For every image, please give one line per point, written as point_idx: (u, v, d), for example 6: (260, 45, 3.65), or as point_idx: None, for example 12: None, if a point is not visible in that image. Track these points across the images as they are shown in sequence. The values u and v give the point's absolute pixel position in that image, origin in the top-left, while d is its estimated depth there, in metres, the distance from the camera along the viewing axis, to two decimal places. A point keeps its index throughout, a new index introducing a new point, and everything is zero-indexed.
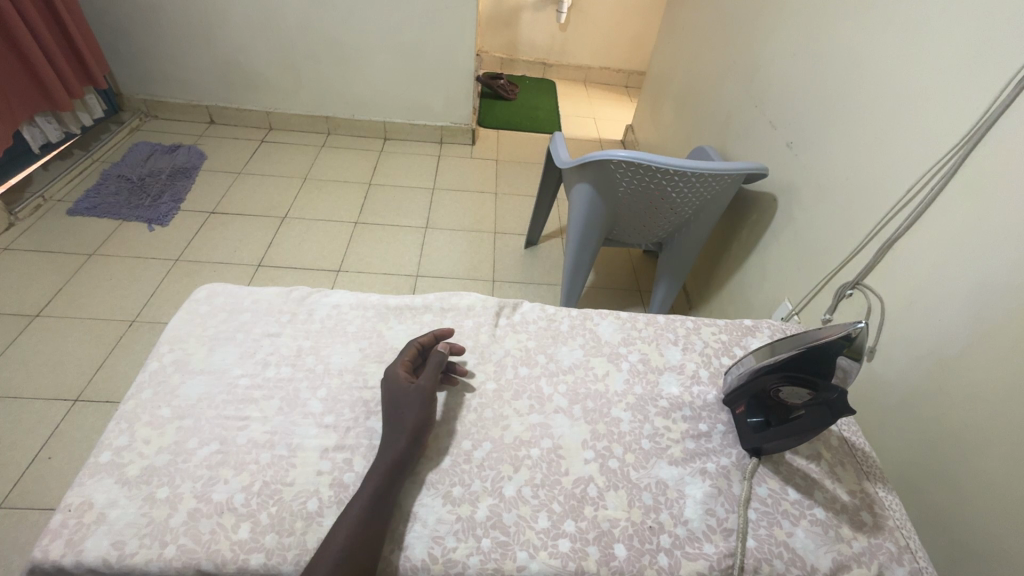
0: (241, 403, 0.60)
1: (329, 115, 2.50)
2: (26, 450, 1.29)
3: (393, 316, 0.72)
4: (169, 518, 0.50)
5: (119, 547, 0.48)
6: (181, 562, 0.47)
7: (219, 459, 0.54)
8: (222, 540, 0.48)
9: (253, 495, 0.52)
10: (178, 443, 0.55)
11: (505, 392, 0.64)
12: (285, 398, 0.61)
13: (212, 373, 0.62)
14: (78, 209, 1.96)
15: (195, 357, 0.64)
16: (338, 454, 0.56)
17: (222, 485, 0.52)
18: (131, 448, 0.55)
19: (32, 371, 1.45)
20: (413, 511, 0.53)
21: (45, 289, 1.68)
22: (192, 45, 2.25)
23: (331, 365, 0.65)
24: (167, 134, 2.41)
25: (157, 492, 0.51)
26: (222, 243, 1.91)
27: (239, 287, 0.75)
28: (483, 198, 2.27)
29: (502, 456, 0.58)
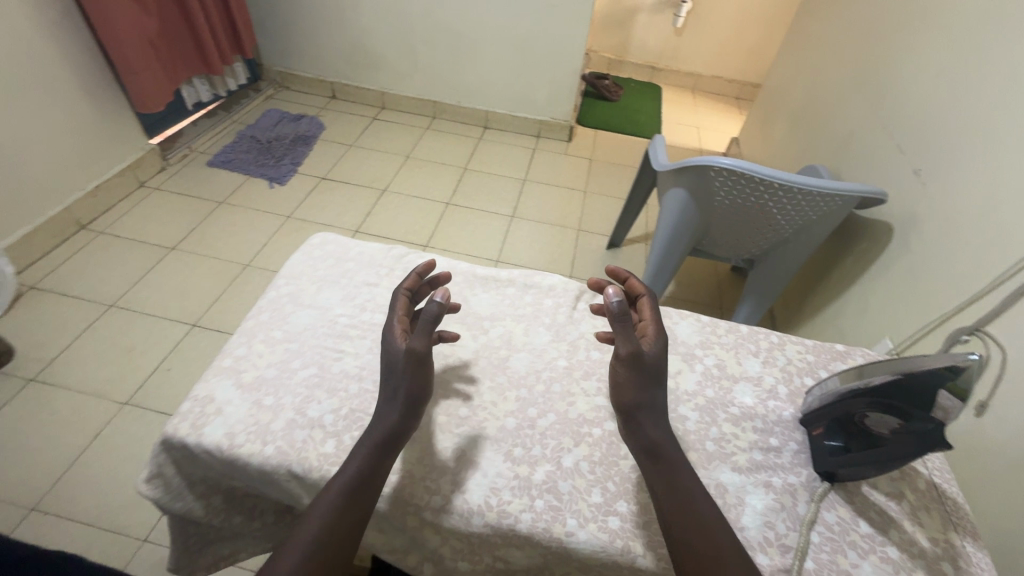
0: (339, 338, 0.67)
1: (436, 100, 2.63)
2: (153, 361, 1.51)
3: (479, 285, 0.76)
4: (272, 422, 0.57)
5: (230, 437, 0.55)
6: (277, 461, 0.54)
7: (315, 381, 0.61)
8: (311, 450, 0.55)
9: (341, 418, 0.58)
10: (285, 361, 0.63)
11: (575, 371, 0.66)
12: (376, 340, 0.67)
13: (317, 308, 0.70)
14: (216, 161, 2.23)
15: (305, 293, 0.72)
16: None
17: (316, 404, 0.59)
18: (247, 359, 0.63)
19: (164, 295, 1.69)
20: (476, 459, 0.56)
21: (182, 228, 1.93)
22: (327, 25, 2.46)
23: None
24: (295, 104, 2.66)
25: (264, 399, 0.59)
26: (330, 206, 2.09)
27: (347, 238, 0.83)
28: (572, 195, 2.28)
29: (565, 429, 0.60)
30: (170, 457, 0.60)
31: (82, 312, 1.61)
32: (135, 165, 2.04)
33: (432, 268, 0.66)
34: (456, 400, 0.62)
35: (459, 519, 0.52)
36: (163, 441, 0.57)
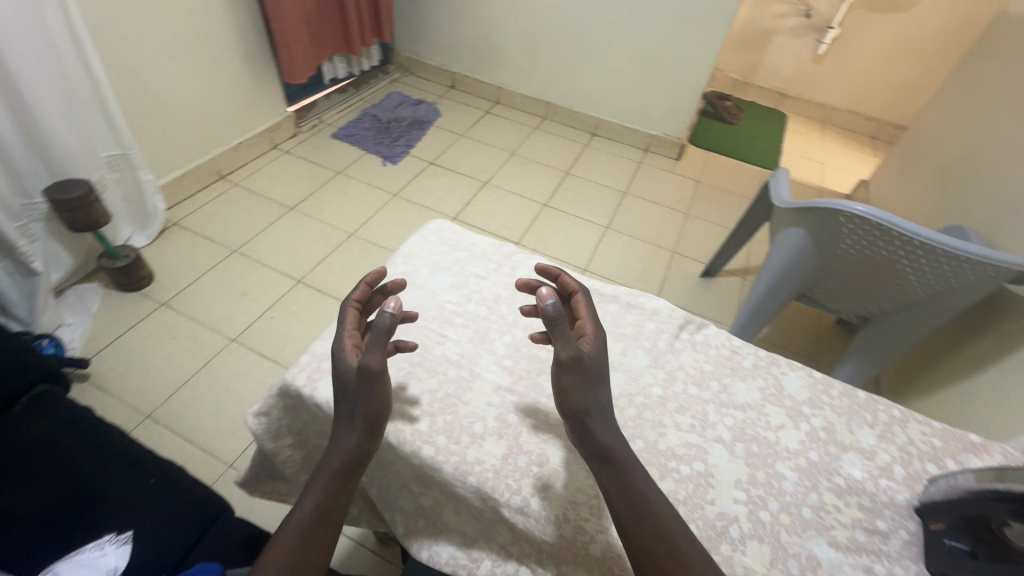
0: (444, 323, 0.70)
1: (550, 102, 2.66)
2: (259, 307, 1.66)
3: None
4: None
5: None
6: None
7: (417, 360, 0.65)
8: (406, 424, 0.58)
9: (437, 399, 0.61)
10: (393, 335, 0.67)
11: (669, 402, 0.64)
12: (477, 331, 0.69)
13: (428, 290, 0.74)
14: (339, 134, 2.41)
15: (418, 274, 0.76)
16: (507, 395, 0.63)
17: (415, 381, 0.62)
18: None
19: (278, 249, 1.86)
20: (558, 468, 0.57)
21: (301, 191, 2.11)
22: (459, 18, 2.56)
23: (520, 319, 0.72)
24: (416, 90, 2.80)
25: None
26: (434, 191, 2.19)
27: (462, 228, 0.86)
28: (671, 216, 2.21)
29: (651, 459, 0.59)
30: (282, 403, 0.66)
31: (209, 253, 1.81)
32: (273, 129, 2.25)
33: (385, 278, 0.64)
34: (546, 406, 0.62)
35: (536, 523, 0.53)
36: (280, 387, 0.64)
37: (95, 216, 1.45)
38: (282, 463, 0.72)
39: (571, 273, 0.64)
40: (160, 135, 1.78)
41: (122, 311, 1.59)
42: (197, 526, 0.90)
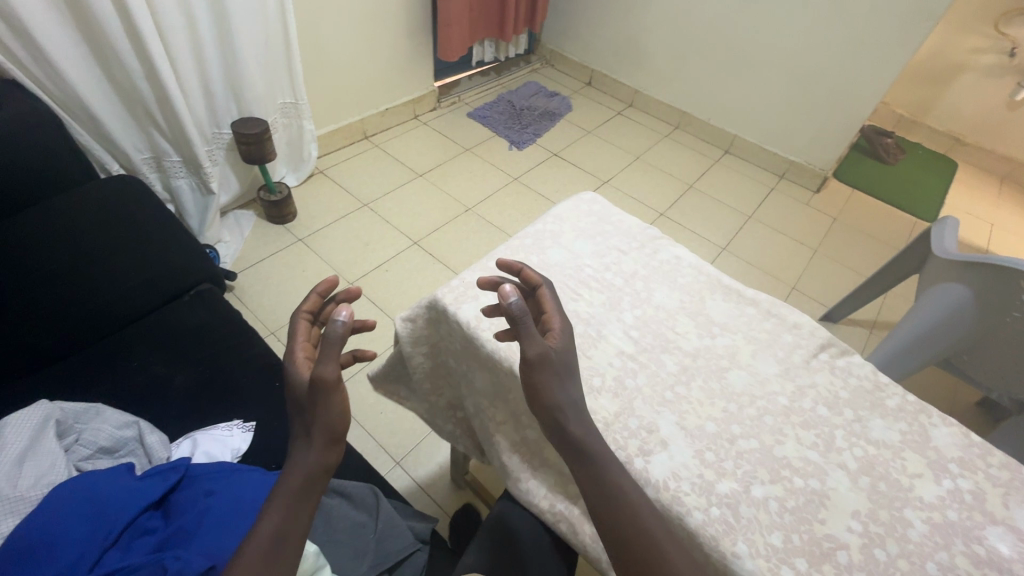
0: (580, 285, 0.72)
1: (687, 111, 2.57)
2: (377, 259, 1.80)
3: (719, 292, 0.74)
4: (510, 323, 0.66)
5: (475, 319, 0.66)
6: (505, 354, 0.63)
7: None
8: None
9: None
10: None
11: (794, 415, 0.61)
12: (610, 298, 0.71)
13: (569, 252, 0.76)
14: (474, 114, 2.52)
15: (563, 236, 0.79)
16: (629, 361, 0.64)
17: None
18: None
19: (404, 210, 2.00)
20: (666, 439, 0.57)
21: (431, 160, 2.24)
22: (612, 16, 2.56)
23: (653, 298, 0.72)
24: (554, 82, 2.84)
25: None
26: (552, 182, 2.22)
27: (609, 204, 0.87)
28: (797, 249, 2.05)
29: (763, 462, 0.57)
30: (429, 313, 0.70)
31: (344, 203, 1.99)
32: (417, 101, 2.40)
33: (336, 288, 0.63)
34: (664, 383, 0.63)
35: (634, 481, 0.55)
36: (427, 301, 0.69)
37: (265, 152, 1.65)
38: (412, 371, 0.77)
39: (533, 264, 0.61)
40: (326, 90, 1.99)
41: (268, 239, 1.81)
42: None
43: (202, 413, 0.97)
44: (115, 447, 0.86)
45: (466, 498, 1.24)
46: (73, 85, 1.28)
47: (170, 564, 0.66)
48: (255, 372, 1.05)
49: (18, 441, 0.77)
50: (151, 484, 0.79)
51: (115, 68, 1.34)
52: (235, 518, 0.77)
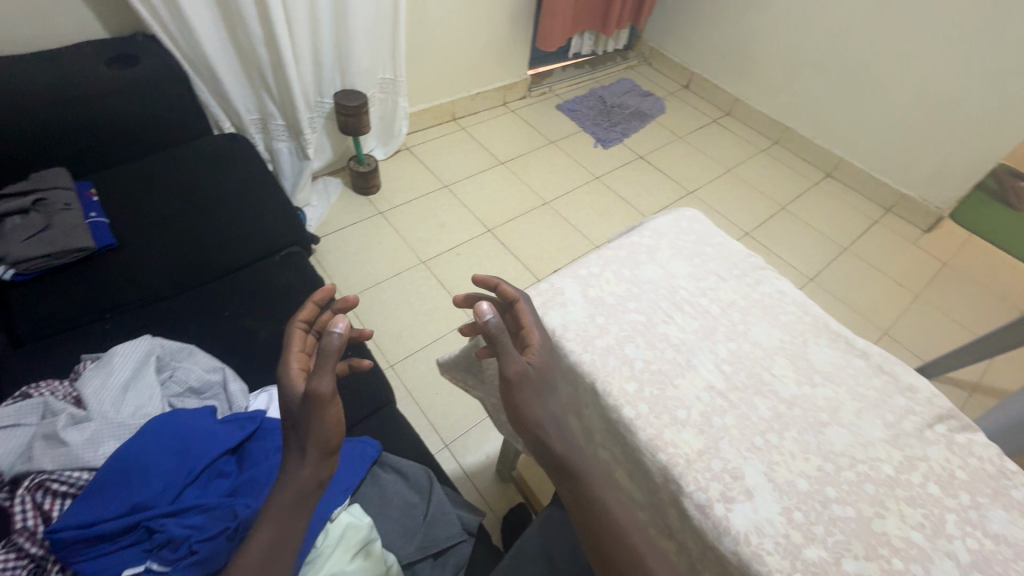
0: (672, 307, 0.69)
1: (790, 126, 2.40)
2: (450, 241, 1.83)
3: (825, 337, 0.68)
4: (596, 337, 0.64)
5: (562, 328, 0.64)
6: (589, 368, 0.61)
7: (639, 328, 0.66)
8: (615, 380, 0.60)
9: (648, 371, 0.62)
10: (621, 298, 0.69)
11: (900, 487, 0.55)
12: (703, 326, 0.67)
13: (665, 270, 0.73)
14: (564, 107, 2.48)
15: (659, 252, 0.75)
16: (717, 398, 0.61)
17: (633, 346, 0.64)
18: (597, 278, 0.70)
19: (482, 196, 2.01)
20: (751, 489, 0.54)
21: (514, 149, 2.23)
22: (725, 18, 2.43)
23: (750, 334, 0.67)
24: (650, 81, 2.74)
25: (598, 317, 0.66)
26: (635, 185, 2.15)
27: (710, 223, 0.82)
28: (895, 291, 1.88)
29: (858, 534, 0.52)
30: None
31: (426, 182, 2.02)
32: (509, 87, 2.39)
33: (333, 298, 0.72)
34: (754, 428, 0.59)
35: (712, 527, 0.51)
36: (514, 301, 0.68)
37: (360, 125, 1.71)
38: (485, 365, 0.76)
39: (510, 280, 0.65)
40: (424, 70, 2.03)
41: (352, 208, 1.87)
42: (375, 400, 1.01)
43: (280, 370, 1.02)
44: (201, 389, 0.92)
45: (509, 492, 1.24)
46: (203, 45, 1.36)
47: (241, 511, 0.73)
48: None
49: (125, 369, 0.85)
50: (229, 431, 0.84)
51: (240, 31, 1.42)
52: None
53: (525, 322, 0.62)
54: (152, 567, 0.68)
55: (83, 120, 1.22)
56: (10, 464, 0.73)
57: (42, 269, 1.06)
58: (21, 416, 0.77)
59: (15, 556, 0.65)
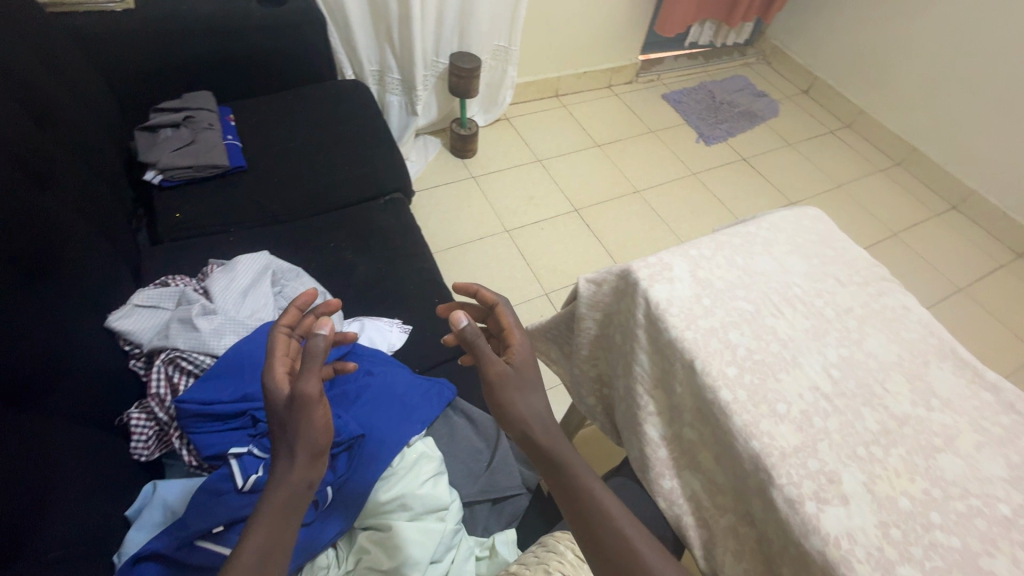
0: (783, 302, 0.66)
1: (919, 148, 2.19)
2: (536, 215, 1.84)
3: (950, 363, 0.64)
4: (700, 318, 0.63)
5: (666, 302, 0.64)
6: (689, 346, 0.61)
7: (746, 316, 0.64)
8: (714, 363, 0.59)
9: (750, 360, 0.60)
10: (731, 284, 0.67)
11: (1015, 529, 0.51)
12: (815, 327, 0.64)
13: (779, 265, 0.70)
14: (670, 97, 2.40)
15: (776, 246, 0.72)
16: (821, 400, 0.58)
17: (737, 334, 0.62)
18: (707, 261, 0.69)
19: (573, 175, 2.00)
20: (847, 496, 0.52)
21: (612, 133, 2.20)
22: (867, 22, 2.24)
23: (865, 344, 0.64)
24: (767, 81, 2.59)
25: (704, 298, 0.65)
26: (733, 187, 2.06)
27: (834, 227, 0.78)
28: (1011, 344, 1.69)
29: (962, 565, 0.48)
30: (620, 282, 0.69)
31: (520, 153, 2.04)
32: (617, 71, 2.34)
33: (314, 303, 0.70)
34: (858, 437, 0.56)
35: (800, 523, 0.50)
36: (621, 270, 0.68)
37: (470, 88, 1.74)
38: (576, 332, 0.77)
39: (488, 286, 0.75)
40: (537, 41, 2.03)
41: (446, 169, 1.93)
42: (454, 349, 1.05)
43: (372, 304, 1.08)
44: None
45: None
46: None
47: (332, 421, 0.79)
48: (421, 283, 1.13)
49: (245, 277, 0.94)
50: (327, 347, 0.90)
51: None
52: (387, 398, 0.86)
53: (507, 323, 0.72)
54: (253, 452, 0.74)
55: (232, 51, 1.33)
56: (149, 338, 0.84)
57: (184, 179, 1.19)
58: (162, 300, 0.90)
59: (146, 417, 0.77)
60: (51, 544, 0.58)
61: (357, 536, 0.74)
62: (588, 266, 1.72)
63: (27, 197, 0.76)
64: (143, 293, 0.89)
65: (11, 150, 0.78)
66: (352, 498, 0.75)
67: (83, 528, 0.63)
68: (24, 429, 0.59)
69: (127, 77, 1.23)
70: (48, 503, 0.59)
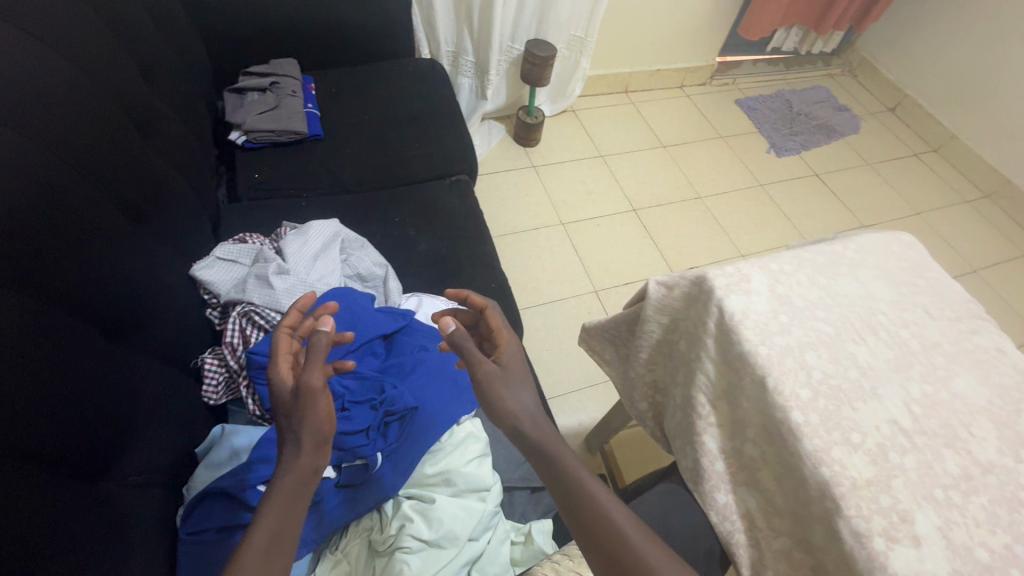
0: (866, 329, 0.63)
1: (1013, 182, 2.03)
2: (593, 210, 1.82)
3: None
4: (775, 334, 0.61)
5: (742, 315, 0.62)
6: (762, 361, 0.59)
7: (824, 339, 0.61)
8: (788, 383, 0.57)
9: (825, 385, 0.58)
10: (811, 303, 0.64)
11: None
12: (898, 358, 0.61)
13: (865, 290, 0.67)
14: (744, 102, 2.31)
15: (863, 270, 0.69)
16: (899, 435, 0.56)
17: (814, 356, 0.60)
18: (788, 277, 0.66)
19: (635, 174, 1.96)
20: (920, 537, 0.49)
21: (679, 135, 2.14)
22: (973, 40, 2.08)
23: (952, 383, 0.60)
24: (850, 95, 2.45)
25: (782, 315, 0.63)
26: (801, 203, 1.97)
27: (927, 256, 0.74)
28: None
29: None
30: (694, 289, 0.67)
31: (583, 147, 2.02)
32: (691, 71, 2.27)
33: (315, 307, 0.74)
34: (936, 479, 0.53)
35: (866, 558, 0.48)
36: (696, 275, 0.66)
37: (543, 77, 1.73)
38: (638, 335, 0.76)
39: (476, 292, 0.79)
40: (615, 34, 1.99)
41: (508, 156, 1.93)
42: None
43: (430, 282, 1.10)
44: (367, 277, 1.02)
45: (594, 462, 1.25)
46: None
47: (388, 390, 0.82)
48: (479, 265, 1.13)
49: (317, 242, 0.98)
50: (385, 319, 0.93)
51: None
52: (439, 373, 0.88)
53: (496, 326, 0.75)
54: None
55: (320, 21, 1.37)
56: (226, 290, 0.89)
57: (265, 142, 1.24)
58: (241, 255, 0.95)
59: (218, 362, 0.82)
60: (133, 470, 0.64)
61: (402, 503, 0.75)
62: (641, 268, 1.69)
63: (134, 146, 0.81)
64: (224, 247, 0.93)
65: (123, 100, 0.84)
66: (401, 462, 0.77)
67: (161, 457, 0.69)
68: (120, 362, 0.65)
69: (223, 39, 1.29)
70: (136, 433, 0.65)
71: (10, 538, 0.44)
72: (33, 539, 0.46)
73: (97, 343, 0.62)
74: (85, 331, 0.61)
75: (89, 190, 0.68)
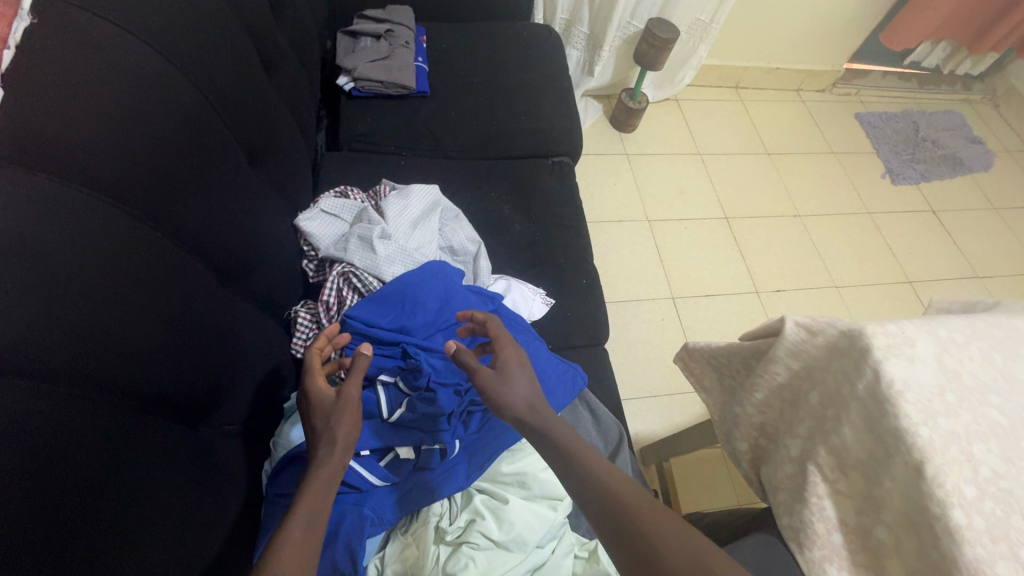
0: None
1: None
2: (682, 211, 1.72)
3: None
4: (939, 416, 0.53)
5: (902, 384, 0.54)
6: (922, 444, 0.51)
7: (995, 431, 0.54)
8: (951, 475, 0.50)
9: (992, 485, 0.51)
10: (984, 386, 0.56)
11: None
12: None
13: None
14: (865, 117, 2.10)
15: None
16: None
17: (983, 449, 0.52)
18: (960, 349, 0.58)
19: (732, 179, 1.84)
20: None
21: (785, 143, 1.97)
22: None
23: None
24: (987, 127, 2.19)
25: (948, 394, 0.55)
26: (908, 238, 1.80)
27: None
28: None
29: None
30: (841, 340, 0.59)
31: (680, 141, 1.90)
32: (813, 75, 2.07)
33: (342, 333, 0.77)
34: None
35: None
36: (851, 328, 0.58)
37: (657, 60, 1.60)
38: (757, 374, 0.69)
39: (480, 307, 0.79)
40: (739, 22, 1.82)
41: (600, 138, 1.84)
42: (589, 336, 1.01)
43: (519, 266, 1.05)
44: (458, 251, 0.98)
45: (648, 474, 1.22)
46: None
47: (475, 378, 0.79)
48: (570, 257, 1.08)
49: (417, 208, 0.94)
50: (476, 300, 0.89)
51: None
52: None
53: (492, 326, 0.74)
54: (398, 384, 0.75)
55: None
56: (326, 245, 0.87)
57: (371, 92, 1.20)
58: (343, 211, 0.93)
59: (310, 318, 0.82)
60: (229, 420, 0.64)
61: (473, 497, 0.72)
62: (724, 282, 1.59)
63: (258, 83, 0.79)
64: (328, 200, 0.92)
65: (252, 32, 0.81)
66: (477, 456, 0.75)
67: (251, 406, 0.69)
68: (228, 308, 0.64)
69: None
70: (235, 382, 0.65)
71: (111, 486, 0.44)
72: (131, 489, 0.46)
73: (211, 288, 0.62)
74: (200, 272, 0.60)
75: (219, 127, 0.66)
